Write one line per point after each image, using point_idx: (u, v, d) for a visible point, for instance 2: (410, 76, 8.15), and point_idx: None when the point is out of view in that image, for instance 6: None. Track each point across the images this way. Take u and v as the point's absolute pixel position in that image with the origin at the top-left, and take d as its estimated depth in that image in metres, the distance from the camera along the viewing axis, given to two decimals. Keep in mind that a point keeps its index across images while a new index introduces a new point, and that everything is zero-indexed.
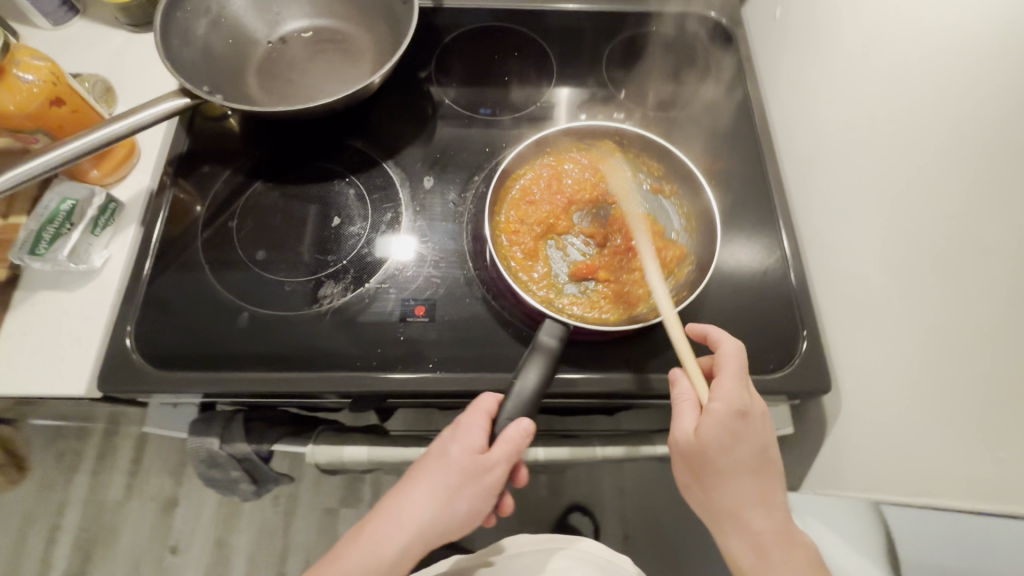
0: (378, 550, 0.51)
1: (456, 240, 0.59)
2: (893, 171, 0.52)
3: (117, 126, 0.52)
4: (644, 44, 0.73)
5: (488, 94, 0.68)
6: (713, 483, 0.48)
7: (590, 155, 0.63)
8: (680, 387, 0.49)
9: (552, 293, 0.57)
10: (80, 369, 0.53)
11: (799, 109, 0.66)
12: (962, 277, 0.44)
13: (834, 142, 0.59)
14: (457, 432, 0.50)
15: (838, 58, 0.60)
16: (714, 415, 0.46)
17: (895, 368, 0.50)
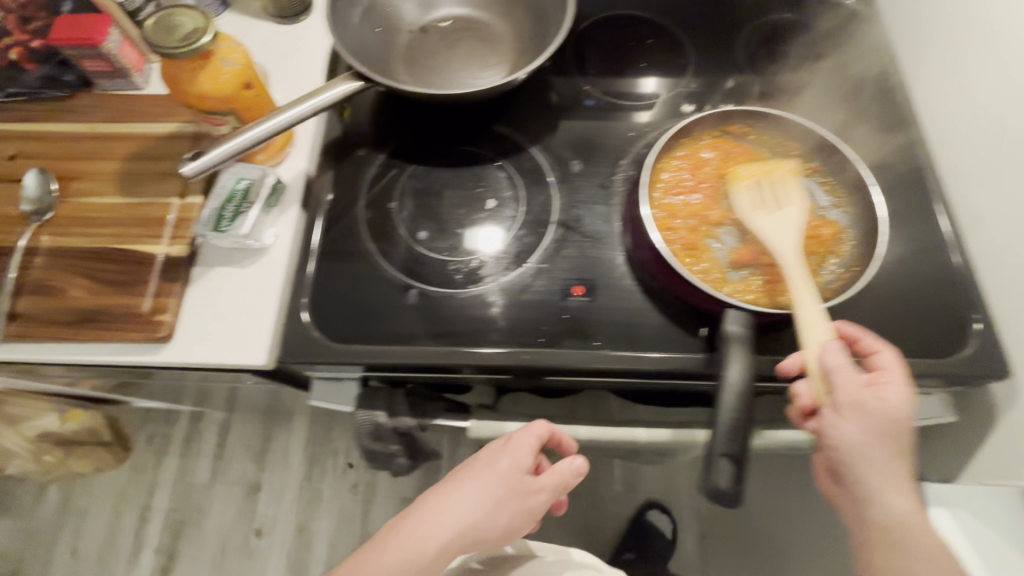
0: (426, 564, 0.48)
1: (608, 222, 0.60)
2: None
3: (301, 108, 0.54)
4: (776, 30, 0.73)
5: (625, 83, 0.69)
6: (887, 450, 0.44)
7: (724, 140, 0.62)
8: (834, 356, 0.44)
9: (719, 281, 0.56)
10: (259, 341, 0.55)
11: (947, 92, 0.64)
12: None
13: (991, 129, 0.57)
14: (507, 446, 0.53)
15: (990, 43, 0.58)
16: (894, 388, 0.45)
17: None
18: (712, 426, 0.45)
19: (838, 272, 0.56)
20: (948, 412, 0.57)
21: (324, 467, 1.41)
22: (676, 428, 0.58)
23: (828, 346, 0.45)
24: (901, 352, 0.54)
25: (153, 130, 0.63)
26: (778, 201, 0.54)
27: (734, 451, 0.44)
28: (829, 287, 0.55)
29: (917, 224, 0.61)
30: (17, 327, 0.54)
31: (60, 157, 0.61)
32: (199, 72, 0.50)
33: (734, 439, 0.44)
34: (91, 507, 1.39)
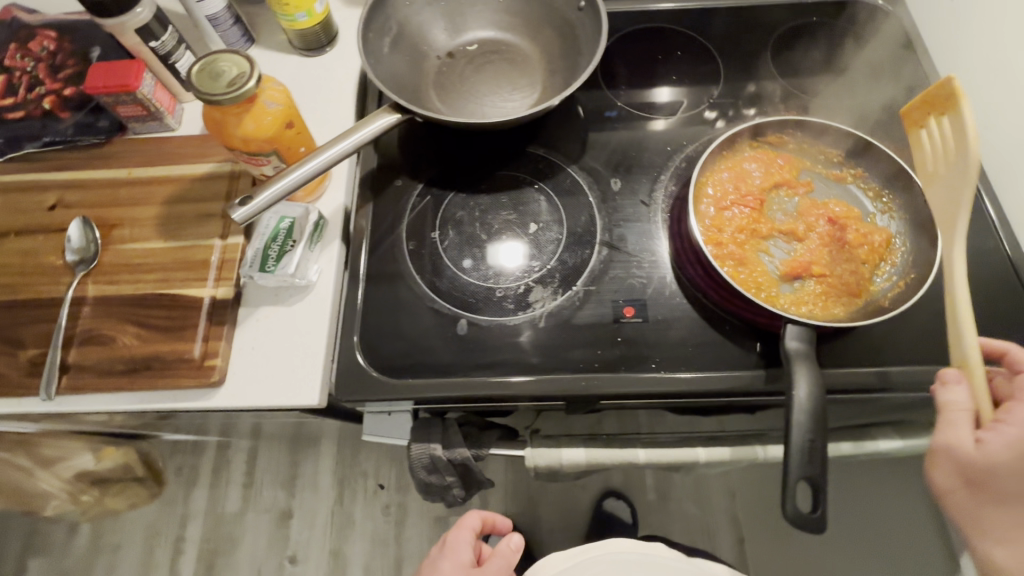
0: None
1: (654, 240, 0.60)
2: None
3: (344, 144, 0.55)
4: (802, 35, 0.73)
5: (655, 96, 0.68)
6: (993, 499, 0.42)
7: (764, 152, 0.62)
8: (954, 394, 0.43)
9: (772, 296, 0.55)
10: (312, 380, 0.55)
11: (986, 90, 0.63)
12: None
13: None
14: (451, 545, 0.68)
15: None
16: (1010, 435, 0.41)
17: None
18: (786, 450, 0.44)
19: (893, 280, 0.55)
20: None
21: (354, 491, 1.41)
22: (735, 444, 0.57)
23: (950, 379, 0.43)
24: None
25: (190, 171, 0.63)
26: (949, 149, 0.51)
27: (812, 474, 0.43)
28: (885, 295, 0.54)
29: (964, 225, 0.61)
30: (70, 380, 0.54)
31: (101, 204, 0.61)
32: (244, 115, 0.50)
33: (810, 461, 0.43)
34: (124, 542, 1.39)
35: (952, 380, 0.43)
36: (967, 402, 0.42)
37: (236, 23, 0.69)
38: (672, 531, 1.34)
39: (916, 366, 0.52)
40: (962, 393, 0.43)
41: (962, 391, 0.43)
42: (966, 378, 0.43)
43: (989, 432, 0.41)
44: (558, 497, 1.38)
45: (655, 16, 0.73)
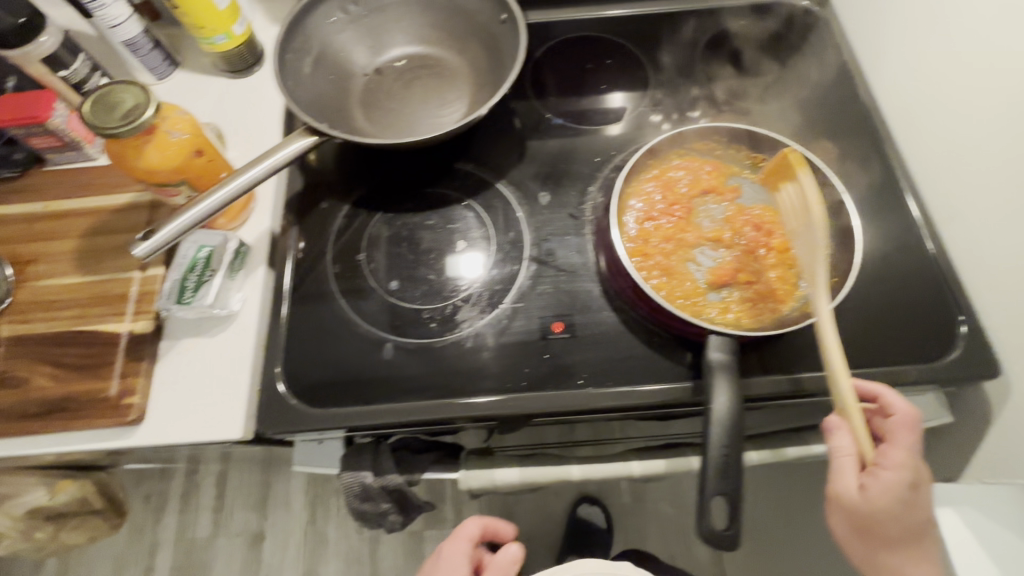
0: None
1: (582, 253, 0.59)
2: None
3: (257, 169, 0.53)
4: (733, 39, 0.73)
5: (611, 104, 0.68)
6: (880, 540, 0.45)
7: (692, 158, 0.61)
8: (836, 441, 0.45)
9: (698, 305, 0.55)
10: (234, 412, 0.54)
11: (909, 89, 0.63)
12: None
13: (958, 132, 0.57)
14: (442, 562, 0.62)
15: (948, 44, 0.57)
16: (886, 481, 0.43)
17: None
18: (703, 465, 0.43)
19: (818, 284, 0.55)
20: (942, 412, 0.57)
21: (327, 510, 1.39)
22: (672, 455, 0.56)
23: (833, 426, 0.46)
24: (887, 359, 0.54)
25: (108, 202, 0.61)
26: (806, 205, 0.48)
27: (727, 490, 0.43)
28: (810, 300, 0.54)
29: (889, 224, 0.61)
30: None
31: (16, 240, 0.60)
32: (146, 146, 0.49)
33: (725, 476, 0.43)
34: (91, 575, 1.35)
35: (834, 427, 0.45)
36: (849, 448, 0.44)
37: (156, 47, 0.68)
38: (649, 534, 1.34)
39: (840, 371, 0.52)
40: (846, 440, 0.45)
41: (844, 437, 0.45)
42: (847, 424, 0.45)
43: (869, 477, 0.44)
44: (533, 506, 1.37)
45: (585, 25, 0.73)
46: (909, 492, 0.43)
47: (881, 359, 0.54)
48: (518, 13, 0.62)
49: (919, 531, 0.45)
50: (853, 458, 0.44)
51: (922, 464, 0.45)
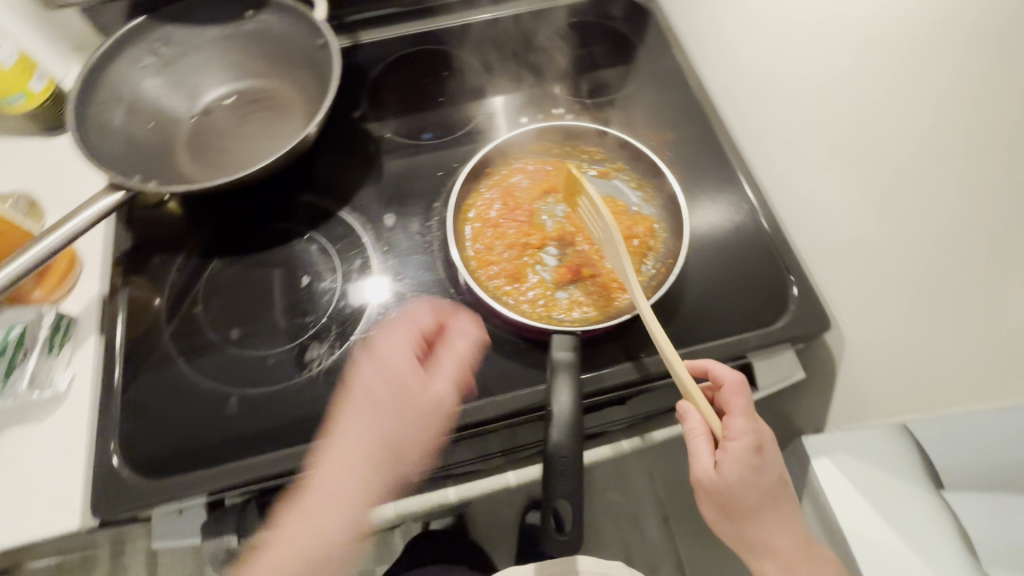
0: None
1: (432, 269, 0.58)
2: (853, 60, 0.50)
3: (52, 238, 0.49)
4: (566, 39, 0.75)
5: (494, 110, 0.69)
6: (743, 514, 0.47)
7: (531, 161, 0.63)
8: (690, 423, 0.46)
9: (547, 307, 0.55)
10: (67, 499, 0.49)
11: (730, 65, 0.66)
12: (982, 113, 0.40)
13: (775, 95, 0.60)
14: (384, 350, 0.51)
15: (757, 17, 0.61)
16: (734, 453, 0.44)
17: (944, 250, 0.44)
18: (548, 469, 0.43)
19: (657, 267, 0.56)
20: (798, 370, 0.59)
21: None
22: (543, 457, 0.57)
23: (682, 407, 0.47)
24: (731, 329, 0.56)
25: None
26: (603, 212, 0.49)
27: (571, 491, 0.43)
28: (650, 285, 0.55)
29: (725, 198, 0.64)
30: None
31: None
32: None
33: (565, 479, 0.43)
34: None
35: (685, 410, 0.47)
36: (700, 426, 0.46)
37: None
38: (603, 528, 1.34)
39: (685, 350, 0.54)
40: (695, 418, 0.46)
41: (693, 416, 0.46)
42: (694, 404, 0.46)
43: (720, 452, 0.45)
44: None
45: (420, 41, 0.73)
46: (755, 458, 0.45)
47: (725, 332, 0.56)
48: (331, 38, 0.60)
49: (779, 495, 0.47)
50: (704, 436, 0.45)
51: (761, 427, 0.46)
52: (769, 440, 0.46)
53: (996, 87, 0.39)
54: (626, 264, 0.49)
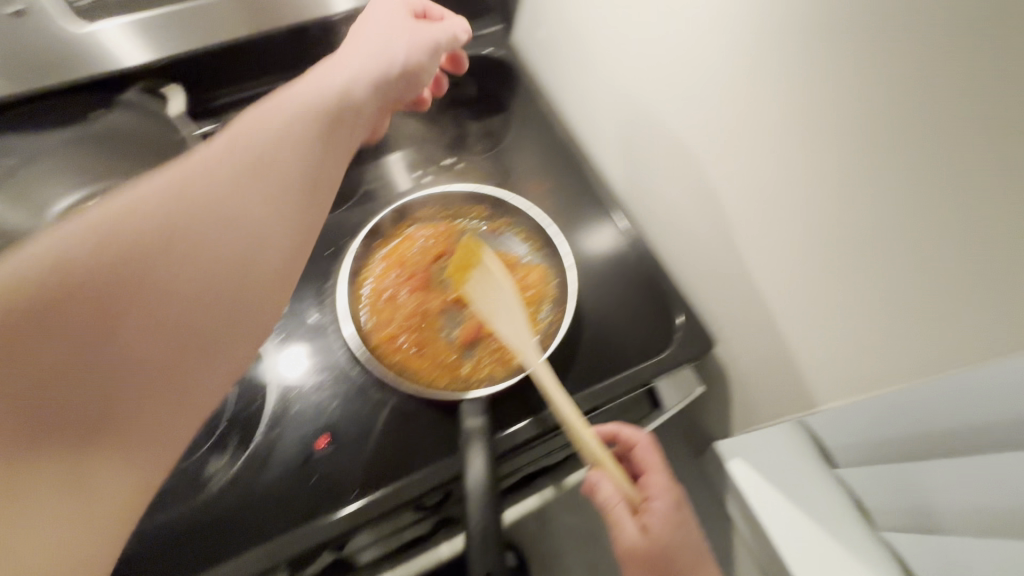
0: (175, 418, 0.29)
1: (333, 354, 0.58)
2: (711, 60, 0.47)
3: None
4: (437, 109, 0.80)
5: (394, 165, 0.78)
6: None
7: (424, 225, 0.63)
8: (606, 493, 0.47)
9: (454, 371, 0.55)
10: None
11: (591, 109, 0.71)
12: (844, 107, 0.37)
13: (628, 125, 0.63)
14: (360, 37, 0.51)
15: (600, 60, 0.64)
16: (657, 512, 0.46)
17: (805, 249, 0.44)
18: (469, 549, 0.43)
19: (552, 314, 0.60)
20: (695, 383, 0.63)
21: None
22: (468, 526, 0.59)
23: (595, 478, 0.47)
24: (628, 361, 0.60)
25: None
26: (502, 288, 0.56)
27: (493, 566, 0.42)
28: (548, 332, 0.59)
29: (604, 238, 0.69)
30: None
31: None
32: None
33: (487, 552, 0.43)
34: None
35: (597, 477, 0.47)
36: (616, 494, 0.46)
37: None
38: None
39: (589, 391, 0.57)
40: (611, 487, 0.47)
41: (606, 486, 0.47)
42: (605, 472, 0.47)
43: (643, 516, 0.46)
44: None
45: None
46: (677, 516, 0.46)
47: (620, 364, 0.60)
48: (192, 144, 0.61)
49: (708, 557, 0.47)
50: (624, 501, 0.46)
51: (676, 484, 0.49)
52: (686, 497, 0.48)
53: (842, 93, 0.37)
54: (524, 325, 0.54)
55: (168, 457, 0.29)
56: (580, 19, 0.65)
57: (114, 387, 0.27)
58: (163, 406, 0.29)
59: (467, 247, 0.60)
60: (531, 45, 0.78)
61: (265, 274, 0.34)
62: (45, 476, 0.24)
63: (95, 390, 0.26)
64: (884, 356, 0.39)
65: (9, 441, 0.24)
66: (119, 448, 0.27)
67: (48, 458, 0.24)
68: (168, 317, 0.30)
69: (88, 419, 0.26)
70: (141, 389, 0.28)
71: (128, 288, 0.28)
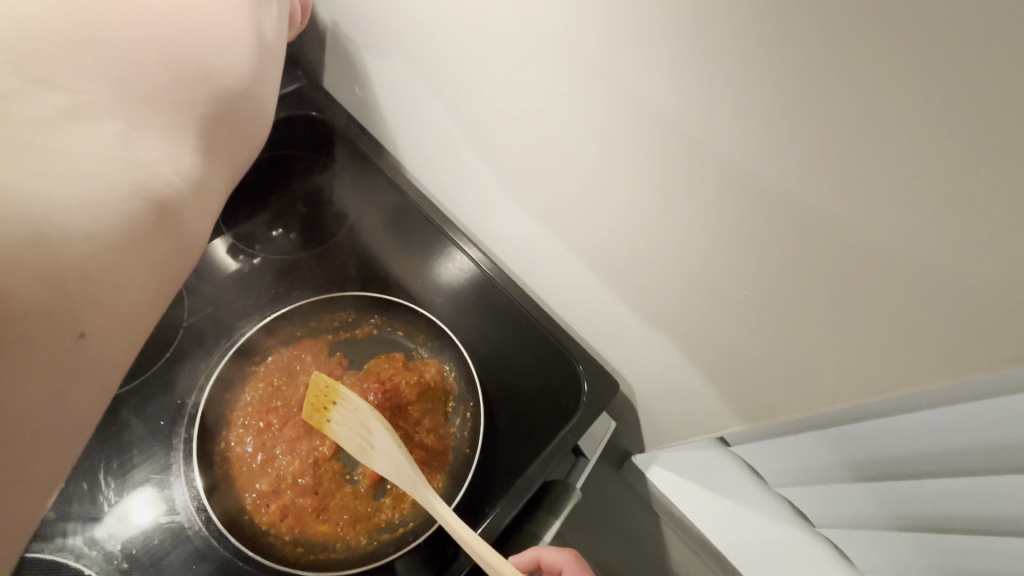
0: (182, 146, 0.35)
1: (202, 555, 0.45)
2: (534, 109, 0.42)
3: None
4: (251, 189, 0.68)
5: (219, 250, 0.63)
6: None
7: (284, 355, 0.56)
8: None
9: (370, 520, 0.48)
10: None
11: (424, 159, 0.63)
12: (629, 111, 0.35)
13: (461, 164, 0.57)
14: None
15: (418, 104, 0.56)
16: None
17: (686, 282, 0.41)
18: None
19: (461, 412, 0.57)
20: (609, 422, 0.62)
21: None
22: None
23: None
24: (545, 430, 0.56)
25: None
26: (371, 432, 0.46)
27: None
28: (463, 436, 0.56)
29: (478, 298, 0.63)
30: None
31: None
32: None
33: None
34: None
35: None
36: None
37: None
38: None
39: (523, 478, 0.53)
40: None
41: None
42: None
43: None
44: None
45: None
46: None
47: (538, 437, 0.55)
48: None
49: None
50: None
51: None
52: None
53: (693, 141, 0.32)
54: (413, 468, 0.45)
55: (189, 192, 0.36)
56: (389, 71, 0.57)
57: (112, 110, 0.31)
58: (166, 138, 0.34)
59: (320, 380, 0.48)
60: (345, 92, 0.68)
61: (241, 87, 0.40)
62: (65, 176, 0.28)
63: (83, 104, 0.30)
64: (786, 391, 0.41)
65: (22, 128, 0.27)
66: (132, 162, 0.32)
67: (69, 142, 0.29)
68: (172, 63, 0.34)
69: (101, 132, 0.31)
70: (178, 114, 0.35)
71: (116, 0, 0.32)
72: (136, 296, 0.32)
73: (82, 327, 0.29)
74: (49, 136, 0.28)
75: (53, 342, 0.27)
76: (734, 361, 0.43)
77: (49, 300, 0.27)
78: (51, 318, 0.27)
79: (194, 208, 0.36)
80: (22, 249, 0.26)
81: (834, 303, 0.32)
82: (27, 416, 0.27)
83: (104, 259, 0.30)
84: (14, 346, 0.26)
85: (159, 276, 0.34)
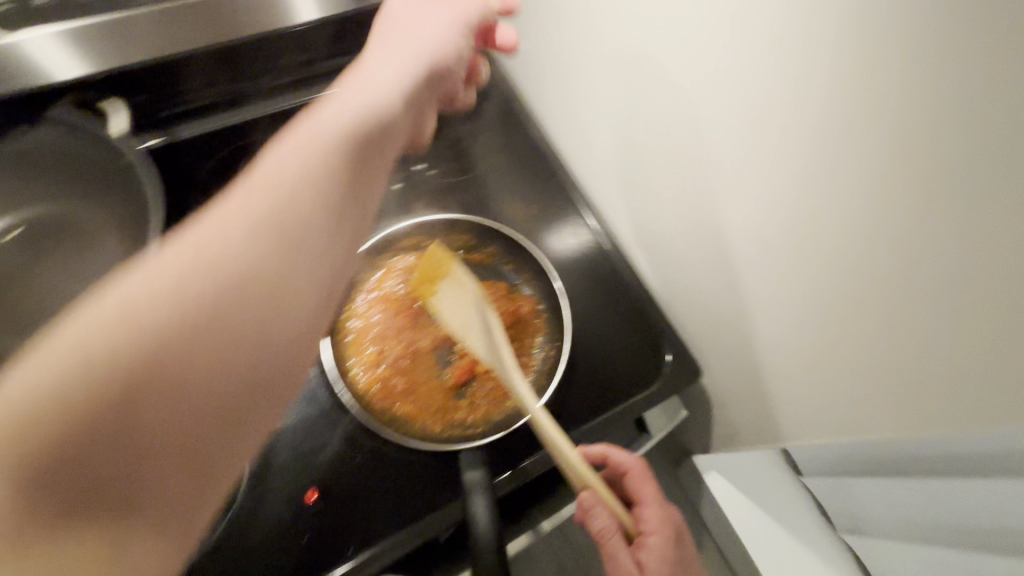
0: (302, 286, 0.27)
1: (314, 400, 0.54)
2: (686, 70, 0.43)
3: None
4: None
5: None
6: None
7: (406, 256, 0.61)
8: (598, 522, 0.45)
9: (447, 416, 0.54)
10: None
11: (570, 111, 0.66)
12: (791, 90, 0.35)
13: (600, 117, 0.60)
14: None
15: (574, 55, 0.59)
16: (656, 547, 0.44)
17: (792, 283, 0.41)
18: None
19: (546, 351, 0.59)
20: (678, 409, 0.64)
21: None
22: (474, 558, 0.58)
23: (590, 506, 0.45)
24: (618, 393, 0.59)
25: None
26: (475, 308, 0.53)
27: None
28: (542, 371, 0.58)
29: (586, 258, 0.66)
30: None
31: None
32: None
33: None
34: None
35: (592, 507, 0.45)
36: (609, 525, 0.44)
37: None
38: None
39: (588, 428, 0.56)
40: (604, 516, 0.44)
41: (600, 516, 0.45)
42: (597, 499, 0.45)
43: (639, 550, 0.45)
44: None
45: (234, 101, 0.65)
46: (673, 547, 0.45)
47: (612, 398, 0.58)
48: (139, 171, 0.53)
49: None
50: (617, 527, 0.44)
51: (670, 509, 0.48)
52: (684, 528, 0.47)
53: (843, 117, 0.32)
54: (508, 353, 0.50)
55: (255, 376, 0.25)
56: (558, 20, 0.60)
57: (256, 272, 0.26)
58: (273, 311, 0.26)
59: (435, 256, 0.56)
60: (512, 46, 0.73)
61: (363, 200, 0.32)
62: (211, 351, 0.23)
63: (245, 373, 0.24)
64: (855, 405, 0.40)
65: (198, 341, 0.23)
66: (244, 337, 0.25)
67: (154, 285, 0.23)
68: (296, 192, 0.28)
69: (277, 383, 0.26)
70: (275, 262, 0.26)
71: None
72: (245, 375, 0.24)
73: (147, 479, 0.22)
74: (184, 384, 0.23)
75: (199, 482, 0.23)
76: (814, 362, 0.43)
77: (173, 443, 0.22)
78: (151, 448, 0.22)
79: (255, 360, 0.25)
80: (111, 369, 0.21)
81: (917, 312, 0.32)
82: (138, 500, 0.21)
83: (204, 423, 0.23)
84: (97, 491, 0.21)
85: (204, 423, 0.23)
